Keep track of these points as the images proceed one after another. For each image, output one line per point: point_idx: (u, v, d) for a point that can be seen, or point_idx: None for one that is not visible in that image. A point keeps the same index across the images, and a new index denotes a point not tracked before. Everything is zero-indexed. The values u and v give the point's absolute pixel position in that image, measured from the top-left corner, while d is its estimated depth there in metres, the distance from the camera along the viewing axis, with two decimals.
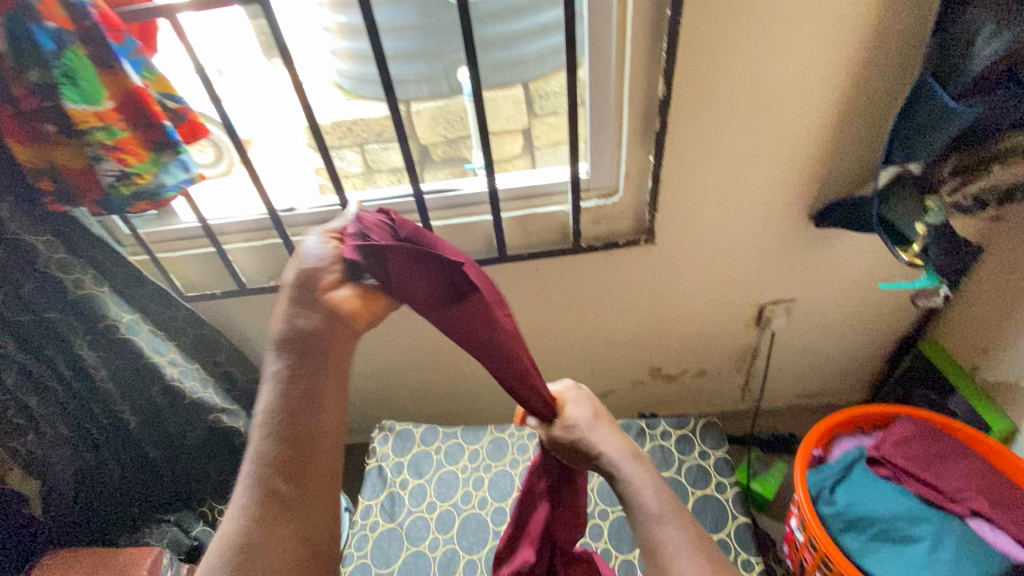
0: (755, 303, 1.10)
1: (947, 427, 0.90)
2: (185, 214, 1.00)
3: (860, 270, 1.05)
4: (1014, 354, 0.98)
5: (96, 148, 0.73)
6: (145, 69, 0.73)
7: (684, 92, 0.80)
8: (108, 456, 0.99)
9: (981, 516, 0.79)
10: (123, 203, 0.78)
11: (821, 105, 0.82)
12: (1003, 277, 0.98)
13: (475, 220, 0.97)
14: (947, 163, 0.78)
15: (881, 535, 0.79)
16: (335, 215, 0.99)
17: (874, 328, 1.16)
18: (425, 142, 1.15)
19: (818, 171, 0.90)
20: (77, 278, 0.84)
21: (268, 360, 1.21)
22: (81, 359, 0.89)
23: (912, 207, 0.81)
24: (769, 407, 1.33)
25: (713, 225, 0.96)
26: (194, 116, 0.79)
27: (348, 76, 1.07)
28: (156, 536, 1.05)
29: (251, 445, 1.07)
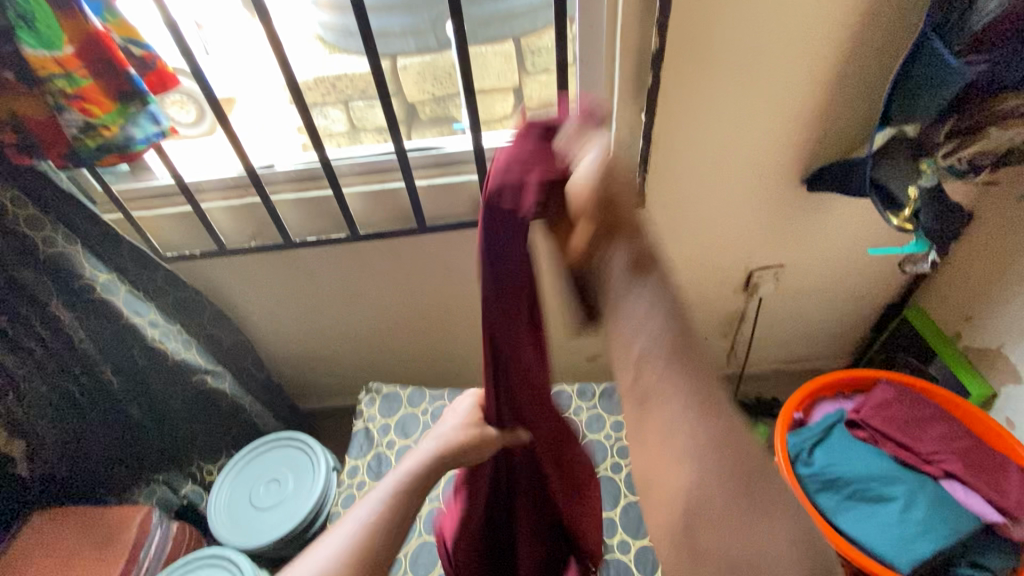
0: (744, 268, 1.10)
1: (926, 389, 0.91)
2: (159, 170, 0.96)
3: (850, 236, 1.04)
4: (996, 321, 0.99)
5: (58, 98, 0.69)
6: (106, 11, 0.68)
7: (678, 46, 0.76)
8: (93, 419, 0.97)
9: (955, 477, 0.81)
10: (91, 156, 0.75)
11: (819, 62, 0.79)
12: (991, 243, 0.97)
13: (460, 180, 0.95)
14: (945, 122, 0.75)
15: (855, 495, 0.81)
16: (316, 173, 0.96)
17: (861, 294, 1.16)
18: (412, 100, 1.11)
19: (813, 133, 0.87)
20: (48, 236, 0.82)
21: (253, 323, 1.20)
22: (57, 319, 0.86)
23: (907, 169, 0.80)
24: (754, 372, 1.34)
25: (704, 188, 0.95)
26: (162, 65, 0.74)
27: (331, 30, 1.03)
28: (145, 495, 1.06)
29: (237, 404, 1.11)
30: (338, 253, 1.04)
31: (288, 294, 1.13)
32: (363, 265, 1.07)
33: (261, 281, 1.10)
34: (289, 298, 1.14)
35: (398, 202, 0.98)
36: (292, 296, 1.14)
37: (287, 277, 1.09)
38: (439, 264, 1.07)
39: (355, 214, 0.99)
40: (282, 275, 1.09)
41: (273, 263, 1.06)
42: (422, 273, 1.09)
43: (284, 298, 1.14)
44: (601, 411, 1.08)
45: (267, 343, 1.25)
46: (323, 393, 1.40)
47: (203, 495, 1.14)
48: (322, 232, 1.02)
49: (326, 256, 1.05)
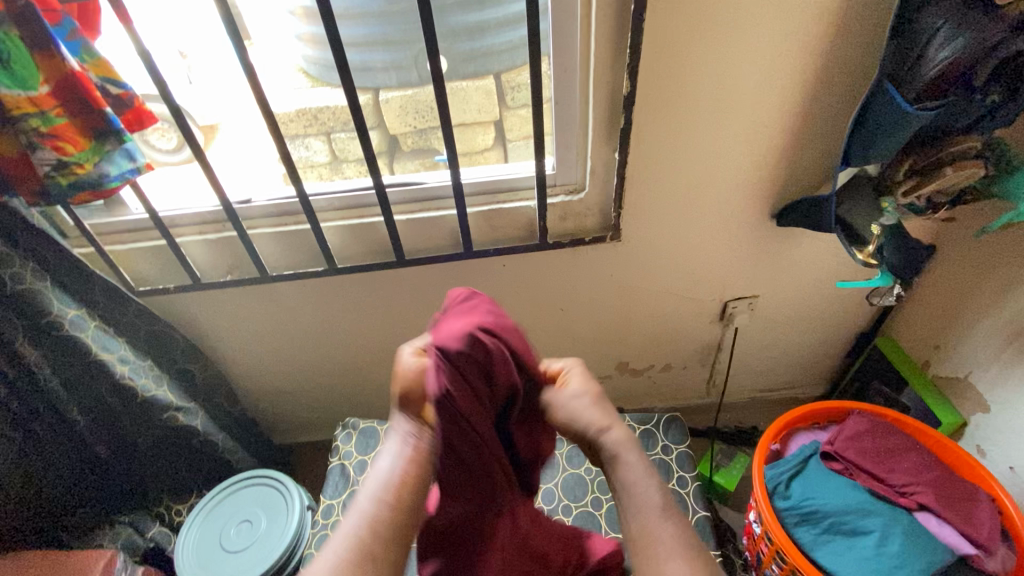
0: (720, 299, 1.12)
1: (897, 421, 0.93)
2: (135, 205, 0.95)
3: (820, 268, 1.07)
4: (963, 350, 1.01)
5: (31, 137, 0.69)
6: (84, 51, 0.68)
7: (648, 89, 0.79)
8: (57, 458, 0.94)
9: (927, 508, 0.82)
10: (63, 193, 0.74)
11: (783, 106, 0.82)
12: (953, 275, 1.01)
13: (440, 215, 0.96)
14: (903, 161, 0.78)
15: (832, 528, 0.81)
16: (294, 208, 0.96)
17: (835, 324, 1.19)
18: (395, 132, 1.13)
19: (780, 171, 0.91)
20: (17, 272, 0.81)
21: (228, 357, 1.18)
22: (21, 356, 0.84)
23: (869, 208, 0.85)
24: (733, 400, 1.36)
25: (678, 223, 0.97)
26: (139, 102, 0.75)
27: (313, 63, 1.04)
28: (110, 538, 1.00)
29: (210, 441, 1.08)
30: (315, 285, 1.04)
31: (265, 326, 1.11)
32: (342, 297, 1.06)
33: (238, 314, 1.08)
34: (266, 331, 1.12)
35: (377, 235, 0.98)
36: (269, 329, 1.12)
37: (264, 310, 1.08)
38: (418, 296, 1.07)
39: (334, 247, 0.99)
40: (260, 309, 1.08)
41: (249, 296, 1.05)
42: (401, 305, 1.09)
43: (261, 330, 1.12)
44: (580, 444, 1.08)
45: (243, 376, 1.22)
46: (301, 427, 1.37)
47: (171, 537, 1.08)
48: (299, 265, 1.02)
49: (304, 289, 1.05)
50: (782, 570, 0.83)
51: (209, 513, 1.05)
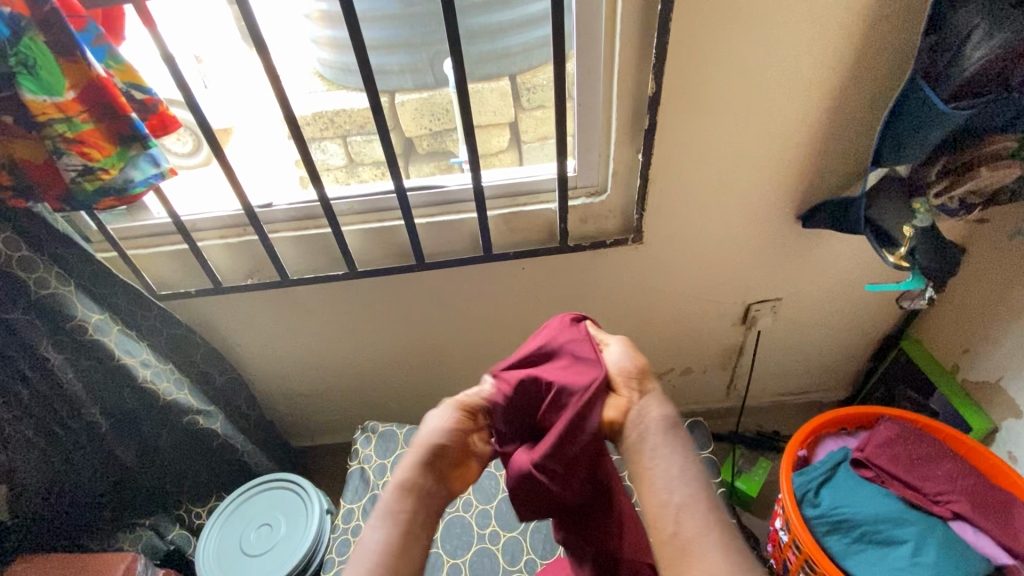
0: (742, 302, 1.10)
1: (928, 427, 0.91)
2: (157, 209, 0.95)
3: (845, 270, 1.05)
4: (994, 355, 0.99)
5: (56, 142, 0.69)
6: (110, 57, 0.68)
7: (674, 90, 0.78)
8: (79, 462, 0.93)
9: (963, 518, 0.80)
10: (88, 200, 0.74)
11: (811, 105, 0.81)
12: (983, 277, 0.99)
13: (460, 218, 0.95)
14: (936, 160, 0.77)
15: (864, 537, 0.79)
16: (314, 211, 0.96)
17: (859, 327, 1.17)
18: (410, 135, 1.13)
19: (806, 172, 0.89)
20: (42, 276, 0.80)
21: (246, 360, 1.18)
22: (46, 361, 0.84)
23: (900, 209, 0.82)
24: (754, 404, 1.34)
25: (701, 224, 0.96)
26: (163, 108, 0.74)
27: (330, 66, 1.03)
28: (131, 540, 1.03)
29: (229, 445, 1.08)
30: (334, 289, 1.03)
31: (283, 329, 1.11)
32: (361, 301, 1.06)
33: (257, 317, 1.09)
34: (285, 334, 1.12)
35: (397, 239, 0.98)
36: (287, 332, 1.12)
37: (282, 313, 1.08)
38: (438, 299, 1.07)
39: (354, 251, 0.99)
40: (279, 312, 1.08)
41: (268, 300, 1.05)
42: (420, 309, 1.08)
43: (279, 334, 1.12)
44: None
45: (261, 380, 1.23)
46: (317, 430, 1.37)
47: (191, 539, 1.11)
48: (318, 269, 1.02)
49: (323, 293, 1.04)
50: None
51: (229, 516, 1.05)
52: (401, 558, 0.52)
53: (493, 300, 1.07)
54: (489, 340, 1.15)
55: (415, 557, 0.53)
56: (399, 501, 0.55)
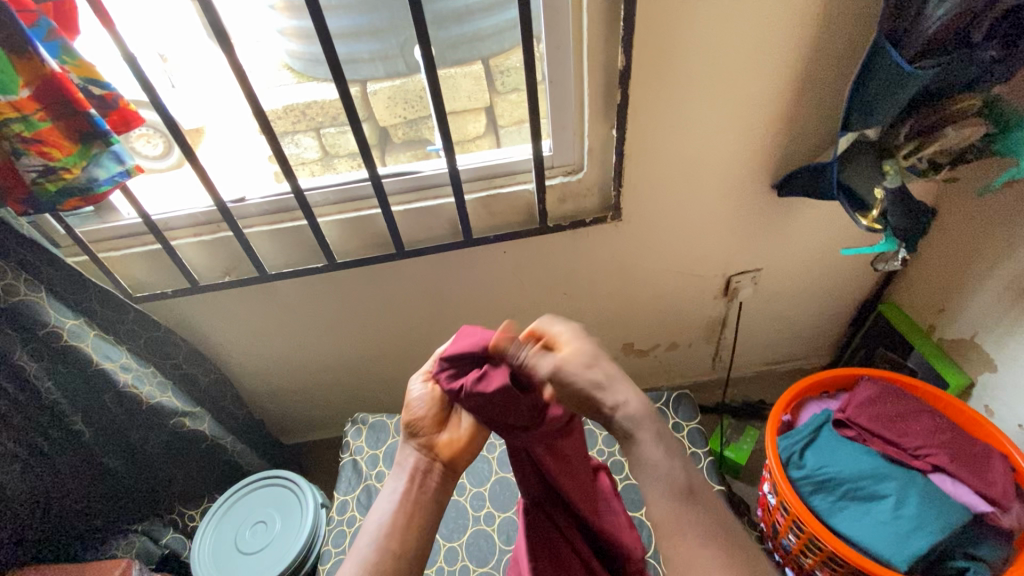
0: (723, 274, 1.11)
1: (907, 386, 0.94)
2: (126, 209, 0.93)
3: (822, 238, 1.07)
4: (969, 312, 1.01)
5: (15, 143, 0.67)
6: (64, 53, 0.66)
7: (644, 63, 0.78)
8: (65, 472, 0.92)
9: (942, 470, 0.82)
10: (51, 201, 0.72)
11: (781, 72, 0.81)
12: (955, 237, 1.01)
13: (437, 204, 0.94)
14: (905, 124, 0.78)
15: (847, 494, 0.81)
16: (289, 204, 0.94)
17: (838, 292, 1.19)
18: (384, 124, 1.11)
19: (779, 139, 0.89)
20: (10, 283, 0.79)
21: (230, 359, 1.16)
22: (21, 369, 0.83)
23: (871, 171, 0.82)
24: (739, 375, 1.36)
25: (678, 200, 0.96)
26: (124, 103, 0.72)
27: (298, 58, 1.02)
28: (123, 548, 0.99)
29: (219, 445, 1.07)
30: (315, 282, 1.03)
31: (266, 326, 1.10)
32: (343, 293, 1.06)
33: (239, 316, 1.07)
34: (268, 331, 1.11)
35: (376, 228, 0.97)
36: (271, 329, 1.11)
37: (264, 310, 1.07)
38: (421, 287, 1.06)
39: (332, 243, 0.98)
40: (261, 310, 1.07)
41: (248, 296, 1.04)
42: (404, 298, 1.08)
43: (263, 331, 1.11)
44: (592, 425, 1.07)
45: (246, 378, 1.21)
46: (310, 426, 1.36)
47: (186, 542, 1.09)
48: (298, 262, 1.00)
49: (304, 287, 1.03)
50: (799, 539, 0.83)
51: (245, 496, 1.07)
52: (401, 539, 0.61)
53: (477, 285, 1.07)
54: (475, 324, 1.15)
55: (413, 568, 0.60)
56: (408, 481, 0.66)
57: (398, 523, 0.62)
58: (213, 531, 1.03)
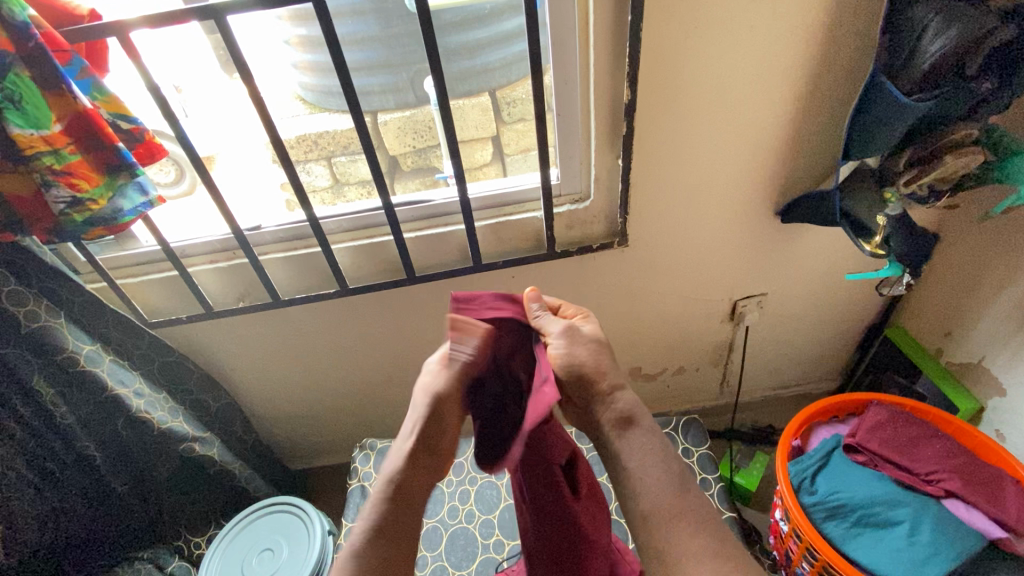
0: (729, 299, 1.12)
1: (916, 410, 0.93)
2: (145, 237, 0.96)
3: (827, 262, 1.08)
4: (976, 336, 1.01)
5: (45, 174, 0.69)
6: (95, 89, 0.70)
7: (649, 94, 0.81)
8: (74, 496, 0.93)
9: (955, 495, 0.81)
10: (76, 230, 0.74)
11: (782, 103, 0.84)
12: (959, 262, 1.02)
13: (448, 230, 0.96)
14: (902, 153, 0.80)
15: (861, 521, 0.80)
16: (303, 231, 0.96)
17: (844, 317, 1.19)
18: (394, 153, 1.15)
19: (781, 168, 0.92)
20: (31, 309, 0.81)
21: (240, 384, 1.17)
22: (38, 394, 0.84)
23: (871, 200, 0.85)
24: (747, 400, 1.36)
25: (682, 226, 0.98)
26: (150, 136, 0.75)
27: (311, 90, 1.06)
28: (129, 573, 0.97)
29: (227, 470, 1.07)
30: (326, 307, 1.04)
31: (276, 351, 1.11)
32: (353, 318, 1.07)
33: (251, 340, 1.08)
34: (279, 356, 1.12)
35: (387, 254, 0.99)
36: (281, 354, 1.12)
37: (274, 335, 1.08)
38: (430, 312, 1.07)
39: (344, 268, 0.99)
40: (272, 335, 1.08)
41: (259, 322, 1.05)
42: (413, 324, 1.09)
43: (273, 356, 1.12)
44: (602, 452, 1.07)
45: (255, 403, 1.22)
46: (316, 451, 1.36)
47: (192, 570, 1.05)
48: (310, 288, 1.02)
49: (316, 312, 1.05)
50: (813, 568, 0.82)
51: (253, 521, 1.07)
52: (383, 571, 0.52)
53: None
54: None
55: None
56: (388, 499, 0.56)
57: (387, 542, 0.54)
58: (220, 556, 1.02)
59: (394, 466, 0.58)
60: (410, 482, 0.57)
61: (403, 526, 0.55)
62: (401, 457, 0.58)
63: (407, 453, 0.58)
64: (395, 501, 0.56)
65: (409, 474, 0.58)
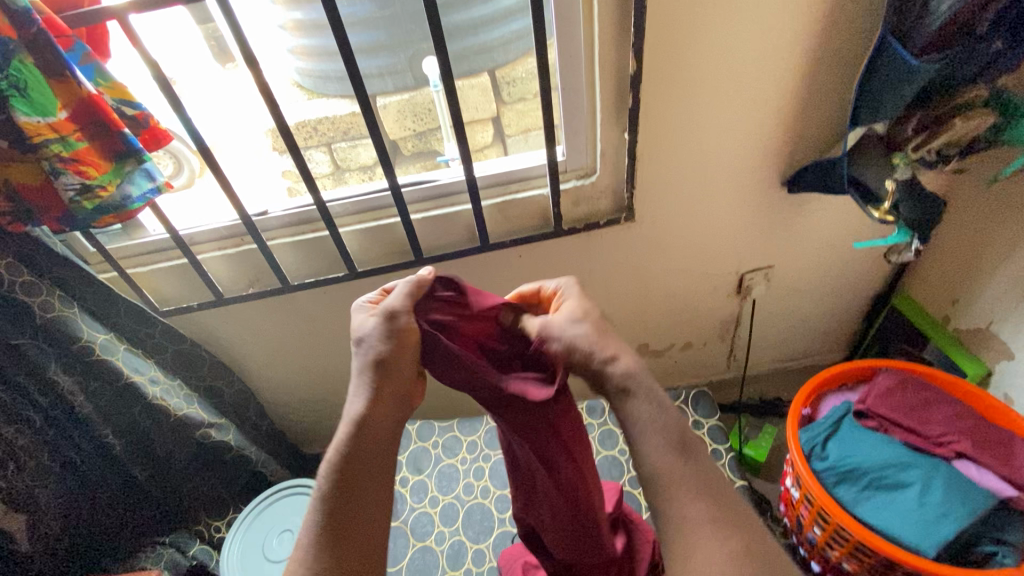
0: (736, 272, 1.12)
1: (926, 375, 0.94)
2: (153, 225, 0.96)
3: (835, 232, 1.08)
4: (984, 301, 1.02)
5: (53, 162, 0.68)
6: (98, 75, 0.69)
7: (655, 66, 0.80)
8: (96, 482, 0.95)
9: (965, 456, 0.83)
10: (87, 217, 0.74)
11: (788, 71, 0.83)
12: (967, 228, 1.02)
13: (454, 211, 0.96)
14: (911, 118, 0.79)
15: (872, 484, 0.82)
16: (310, 215, 0.96)
17: (851, 287, 1.19)
18: (394, 137, 1.15)
19: (787, 137, 0.91)
20: (46, 300, 0.81)
21: (252, 371, 1.19)
22: (56, 384, 0.85)
23: (881, 164, 0.84)
24: (754, 373, 1.37)
25: (689, 199, 0.98)
26: (154, 122, 0.75)
27: (307, 75, 1.04)
28: (153, 558, 1.00)
29: (243, 455, 1.08)
30: (335, 292, 1.05)
31: (287, 337, 1.12)
32: (363, 302, 1.07)
33: (262, 326, 1.09)
34: (289, 341, 1.13)
35: (394, 237, 0.99)
36: (292, 340, 1.13)
37: (285, 321, 1.09)
38: None
39: (352, 251, 1.00)
40: (282, 321, 1.09)
41: (268, 308, 1.06)
42: None
43: (284, 342, 1.13)
44: (613, 426, 1.08)
45: (267, 389, 1.23)
46: (329, 435, 1.38)
47: (213, 552, 1.07)
48: (318, 272, 1.02)
49: (325, 298, 1.06)
50: (825, 531, 0.84)
51: (272, 504, 1.08)
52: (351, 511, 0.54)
53: (494, 291, 1.08)
54: None
55: (365, 530, 0.54)
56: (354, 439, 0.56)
57: (355, 482, 0.55)
58: (242, 536, 1.04)
59: (358, 406, 0.57)
60: (376, 422, 0.57)
61: (367, 462, 0.56)
62: (364, 396, 0.57)
63: (369, 391, 0.57)
64: (358, 439, 0.56)
65: (373, 412, 0.57)
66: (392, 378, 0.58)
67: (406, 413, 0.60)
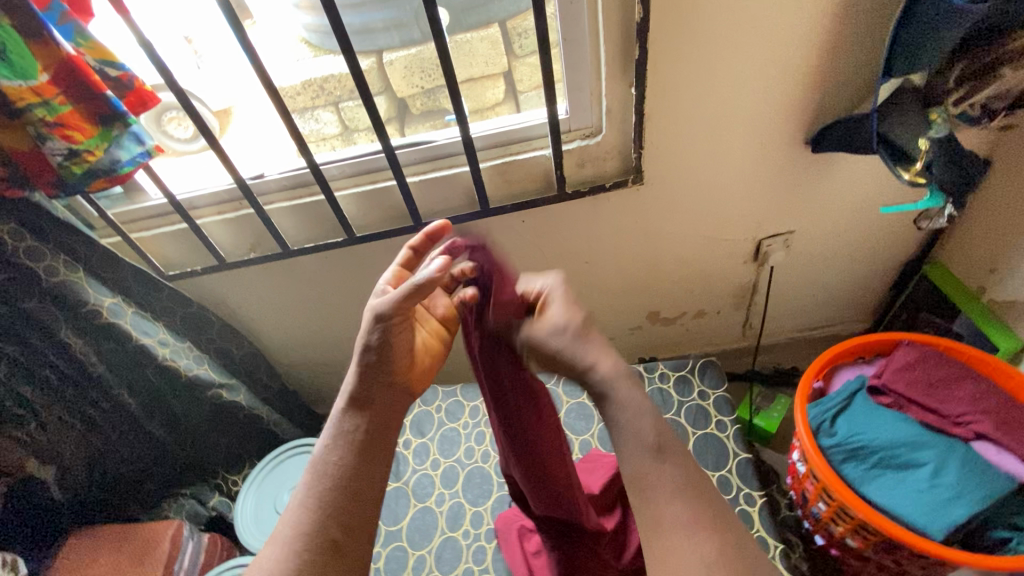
0: (752, 238, 1.07)
1: (951, 350, 0.89)
2: (152, 190, 0.95)
3: (862, 195, 1.00)
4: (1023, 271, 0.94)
5: (39, 127, 0.68)
6: (78, 35, 0.67)
7: (664, 11, 0.73)
8: (119, 441, 0.99)
9: (985, 437, 0.79)
10: (79, 183, 0.74)
11: (816, 14, 0.75)
12: (1011, 191, 0.93)
13: (453, 173, 0.93)
14: (954, 69, 0.71)
15: (882, 463, 0.78)
16: (306, 178, 0.94)
17: (878, 254, 1.12)
18: (401, 95, 1.07)
19: (813, 91, 0.84)
20: (50, 265, 0.82)
21: (262, 333, 1.21)
22: (69, 346, 0.88)
23: (916, 122, 0.75)
24: (771, 342, 1.32)
25: (701, 160, 0.92)
26: (140, 83, 0.73)
27: (314, 31, 1.06)
28: (174, 509, 1.08)
29: (256, 415, 1.11)
30: (336, 257, 1.04)
31: (293, 301, 1.13)
32: (365, 266, 1.06)
33: (268, 291, 1.10)
34: (295, 305, 1.14)
35: (392, 200, 0.96)
36: (298, 304, 1.14)
37: (289, 285, 1.09)
38: None
39: (350, 216, 0.98)
40: (287, 285, 1.09)
41: (273, 272, 1.06)
42: None
43: (290, 306, 1.14)
44: None
45: (278, 351, 1.26)
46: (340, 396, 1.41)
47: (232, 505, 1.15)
48: (318, 237, 1.01)
49: (327, 262, 1.05)
50: (829, 507, 0.82)
51: (281, 461, 1.12)
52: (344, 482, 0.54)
53: None
54: None
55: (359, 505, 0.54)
56: (347, 414, 0.57)
57: (351, 450, 0.56)
58: (255, 491, 1.09)
59: (354, 380, 0.58)
60: (372, 399, 0.57)
61: (362, 434, 0.56)
62: (359, 373, 0.58)
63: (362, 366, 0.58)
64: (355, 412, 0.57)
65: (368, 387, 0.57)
66: (388, 360, 0.58)
67: (404, 394, 0.60)
